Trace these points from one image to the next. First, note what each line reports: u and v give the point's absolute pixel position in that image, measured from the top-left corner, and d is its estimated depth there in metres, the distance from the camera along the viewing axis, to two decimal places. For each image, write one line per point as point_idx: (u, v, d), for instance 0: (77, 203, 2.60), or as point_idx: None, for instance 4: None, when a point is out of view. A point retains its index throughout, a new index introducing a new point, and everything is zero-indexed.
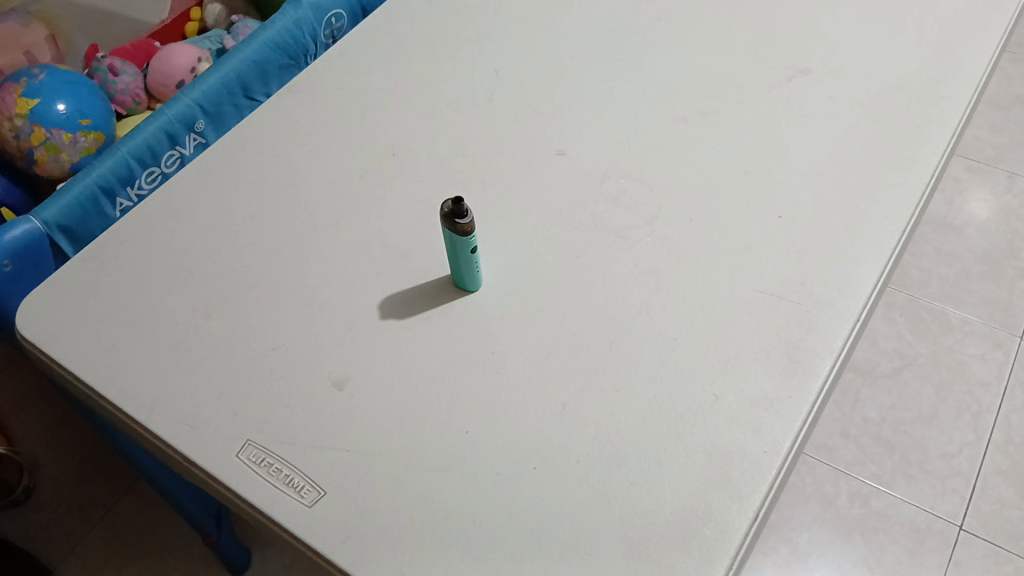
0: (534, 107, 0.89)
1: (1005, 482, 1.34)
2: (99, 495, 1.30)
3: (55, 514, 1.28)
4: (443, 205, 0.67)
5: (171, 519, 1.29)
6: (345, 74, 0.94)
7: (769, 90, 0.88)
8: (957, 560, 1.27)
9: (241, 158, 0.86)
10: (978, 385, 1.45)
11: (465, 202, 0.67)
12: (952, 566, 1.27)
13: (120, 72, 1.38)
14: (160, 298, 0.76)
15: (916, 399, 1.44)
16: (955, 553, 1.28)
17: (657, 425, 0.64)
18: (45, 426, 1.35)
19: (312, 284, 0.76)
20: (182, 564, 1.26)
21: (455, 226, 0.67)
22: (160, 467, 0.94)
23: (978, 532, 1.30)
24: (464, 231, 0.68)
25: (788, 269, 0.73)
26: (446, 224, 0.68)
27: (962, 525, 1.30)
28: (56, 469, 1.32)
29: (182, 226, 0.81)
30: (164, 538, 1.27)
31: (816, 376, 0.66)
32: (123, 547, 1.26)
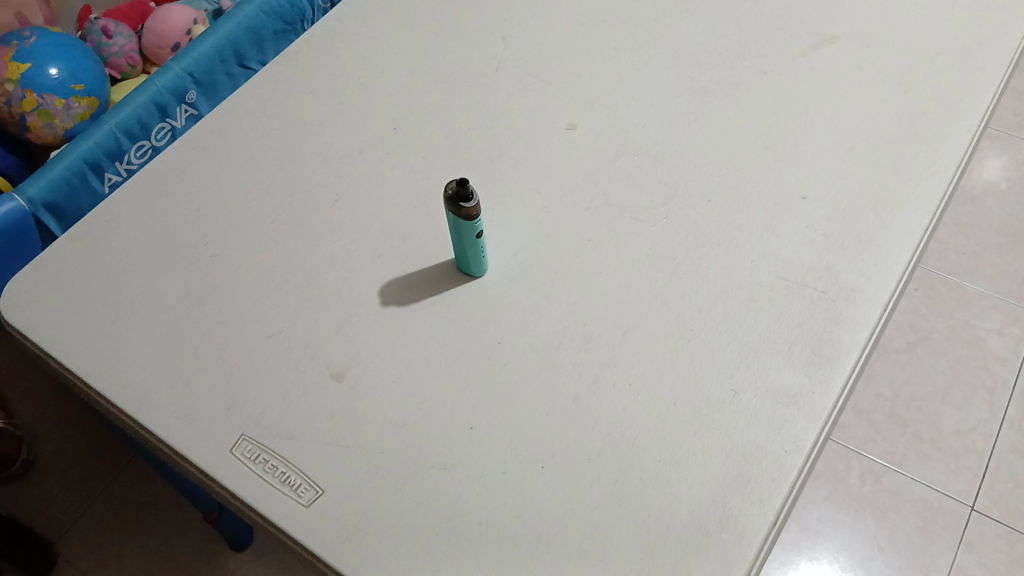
0: (543, 76, 0.84)
1: (1020, 461, 1.32)
2: (100, 468, 1.29)
3: (56, 488, 1.26)
4: (447, 188, 0.63)
5: (172, 493, 1.27)
6: (343, 41, 0.89)
7: (793, 60, 0.83)
8: (969, 540, 1.25)
9: (235, 132, 0.82)
10: (995, 360, 1.41)
11: (471, 184, 0.63)
12: (964, 546, 1.25)
13: (114, 34, 1.33)
14: (151, 282, 0.72)
15: (931, 375, 1.41)
16: (967, 533, 1.26)
17: (672, 422, 0.61)
18: (44, 398, 1.33)
19: (310, 267, 0.72)
20: (183, 539, 1.24)
21: (460, 210, 0.63)
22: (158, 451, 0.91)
23: (990, 512, 1.27)
24: (468, 215, 0.64)
25: (812, 253, 0.69)
26: (450, 208, 0.64)
27: (975, 504, 1.28)
28: (56, 442, 1.30)
29: (173, 205, 0.77)
30: (165, 512, 1.26)
31: (841, 370, 0.62)
32: (124, 520, 1.25)
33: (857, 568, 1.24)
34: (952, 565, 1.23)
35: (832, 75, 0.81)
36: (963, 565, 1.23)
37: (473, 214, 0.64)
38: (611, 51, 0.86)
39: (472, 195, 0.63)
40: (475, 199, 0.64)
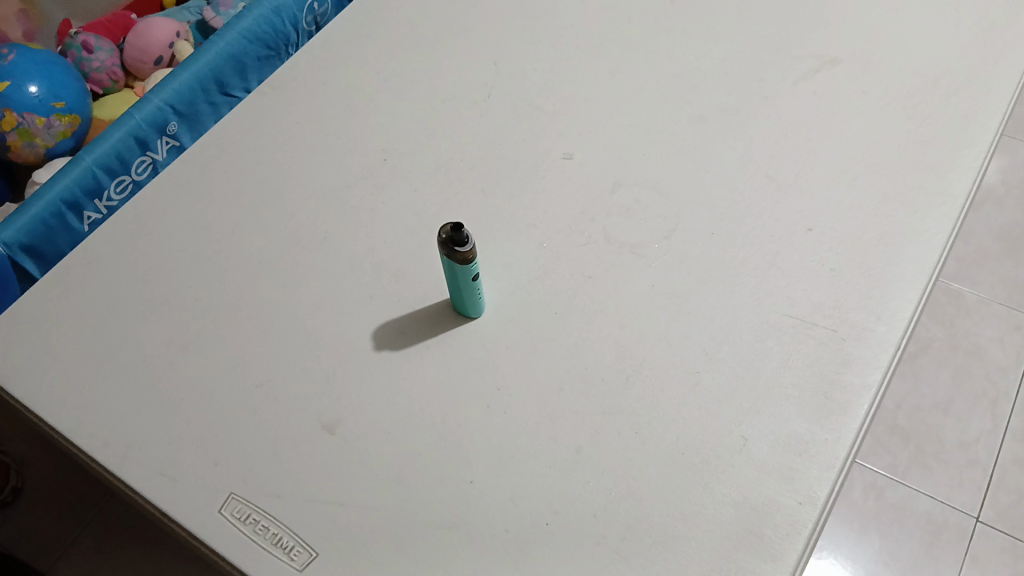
0: (536, 104, 0.82)
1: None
2: (93, 493, 1.19)
3: (45, 517, 1.16)
4: (440, 232, 0.60)
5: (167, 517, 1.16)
6: (330, 68, 0.87)
7: (795, 84, 0.80)
8: (974, 554, 1.23)
9: (219, 167, 0.79)
10: (996, 370, 1.39)
11: (466, 228, 0.60)
12: (969, 560, 1.23)
13: (94, 49, 1.29)
14: (133, 329, 0.69)
15: (931, 386, 1.39)
16: (971, 546, 1.24)
17: (679, 473, 0.59)
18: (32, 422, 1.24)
19: (298, 310, 0.69)
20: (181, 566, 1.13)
21: (454, 255, 0.60)
22: None
23: (996, 525, 1.25)
24: (463, 259, 0.61)
25: (820, 290, 0.67)
26: (444, 250, 0.61)
27: (979, 517, 1.26)
28: (45, 467, 1.20)
29: (157, 246, 0.74)
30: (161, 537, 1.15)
31: (853, 416, 0.60)
32: (118, 549, 1.14)
33: None
34: None
35: (835, 100, 0.79)
36: None
37: (468, 258, 0.61)
38: (607, 75, 0.83)
39: (468, 238, 0.60)
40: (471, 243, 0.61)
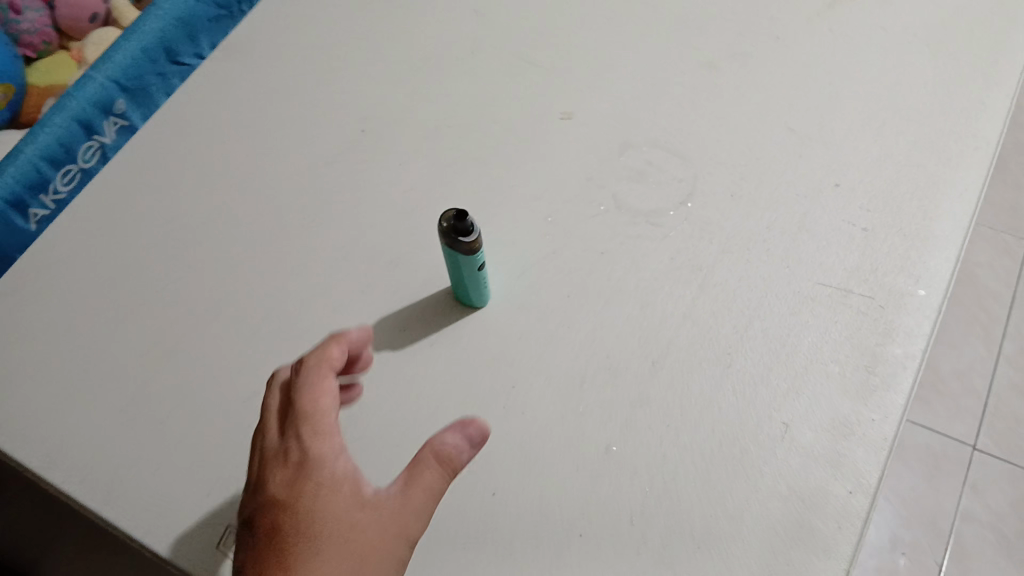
0: (528, 58, 0.74)
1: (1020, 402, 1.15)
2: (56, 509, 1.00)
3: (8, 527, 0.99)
4: (441, 221, 0.54)
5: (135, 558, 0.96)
6: (297, 30, 0.79)
7: (809, 22, 0.75)
8: (974, 483, 1.09)
9: (185, 153, 0.72)
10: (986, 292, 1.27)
11: (471, 218, 0.54)
12: (969, 489, 1.09)
13: (22, 8, 1.11)
14: (106, 343, 0.63)
15: None
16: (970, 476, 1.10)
17: (719, 467, 0.54)
18: None
19: (285, 311, 0.63)
20: None
21: (457, 247, 0.54)
22: None
23: (997, 454, 1.11)
24: (468, 252, 0.55)
25: (853, 254, 0.62)
26: (446, 241, 0.54)
27: (976, 445, 1.12)
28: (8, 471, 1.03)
29: (121, 246, 0.68)
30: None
31: (898, 390, 0.56)
32: None
33: None
34: (958, 513, 1.07)
35: (852, 40, 0.73)
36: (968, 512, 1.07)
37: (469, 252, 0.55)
38: (603, 22, 0.76)
39: (468, 229, 0.54)
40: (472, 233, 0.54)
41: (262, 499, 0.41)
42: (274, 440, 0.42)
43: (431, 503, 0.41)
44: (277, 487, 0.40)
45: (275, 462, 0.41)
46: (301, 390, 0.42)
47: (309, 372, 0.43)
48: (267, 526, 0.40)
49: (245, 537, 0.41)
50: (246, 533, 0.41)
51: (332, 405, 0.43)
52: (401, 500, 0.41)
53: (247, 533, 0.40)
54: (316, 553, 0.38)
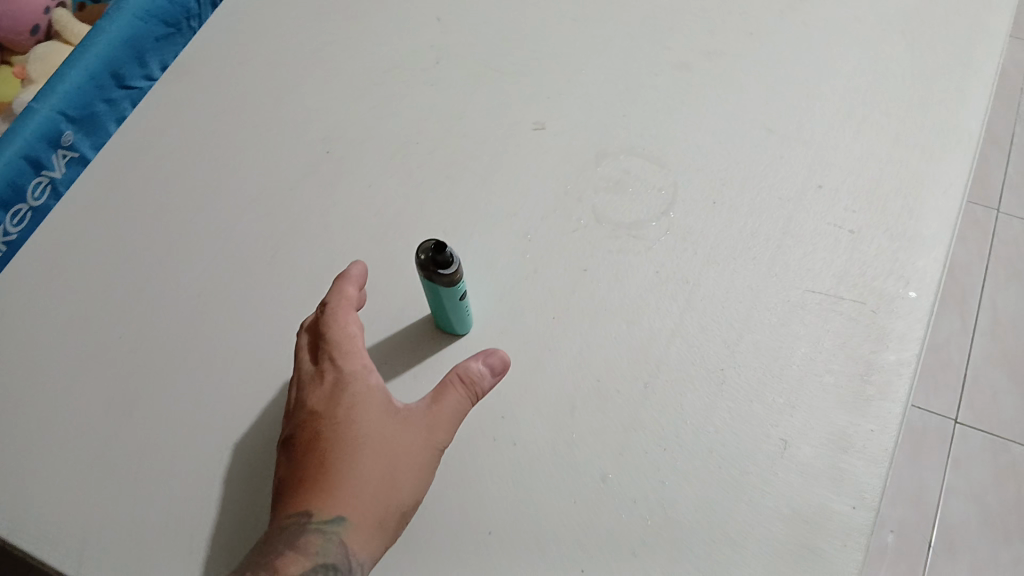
0: (495, 65, 0.72)
1: (993, 366, 1.09)
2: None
3: None
4: (421, 253, 0.51)
5: None
6: (250, 46, 0.75)
7: (780, 15, 0.73)
8: (957, 458, 1.03)
9: (138, 185, 0.69)
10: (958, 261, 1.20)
11: (452, 251, 0.51)
12: (952, 464, 1.03)
13: None
14: (67, 395, 0.60)
15: None
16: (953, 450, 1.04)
17: (719, 491, 0.53)
18: None
19: (258, 350, 0.60)
20: None
21: (436, 281, 0.52)
22: None
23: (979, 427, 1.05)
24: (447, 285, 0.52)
25: (840, 258, 0.60)
26: (425, 273, 0.52)
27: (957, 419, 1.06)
28: None
29: (78, 289, 0.64)
30: None
31: (894, 399, 0.55)
32: None
33: None
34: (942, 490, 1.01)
35: (826, 32, 0.71)
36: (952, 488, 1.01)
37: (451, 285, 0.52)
38: (570, 25, 0.74)
39: (450, 260, 0.51)
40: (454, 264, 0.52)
41: (303, 414, 0.51)
42: (309, 366, 0.53)
43: (454, 418, 0.51)
44: (317, 401, 0.51)
45: (311, 379, 0.52)
46: (331, 325, 0.53)
47: (335, 309, 0.54)
48: (311, 436, 0.50)
49: (290, 450, 0.51)
50: (291, 447, 0.50)
51: (356, 333, 0.54)
52: (426, 416, 0.50)
53: (291, 442, 0.51)
54: (357, 452, 0.48)
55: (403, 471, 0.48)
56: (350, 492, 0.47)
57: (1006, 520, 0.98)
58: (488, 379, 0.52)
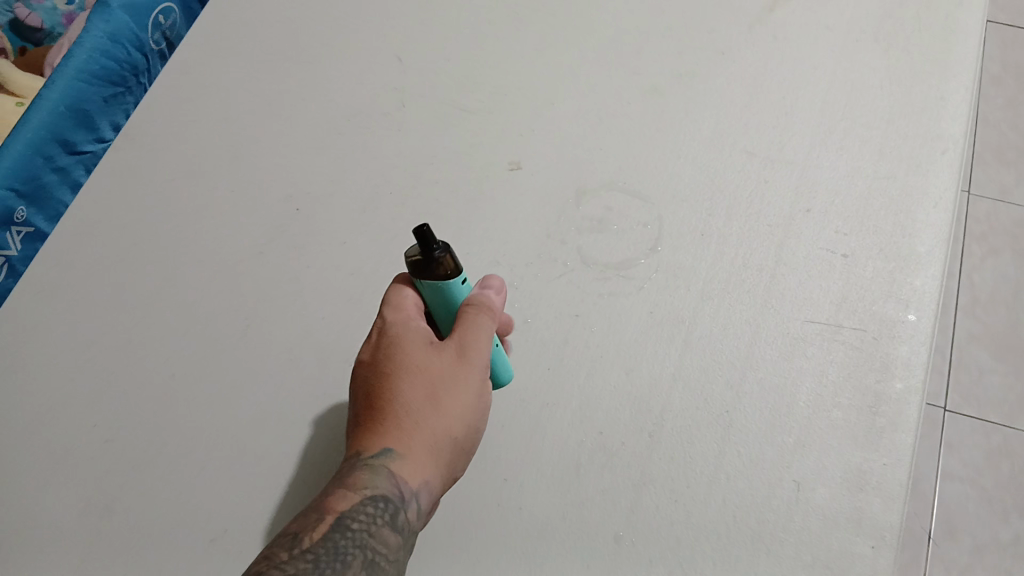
0: (461, 104, 0.69)
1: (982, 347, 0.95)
2: None
3: None
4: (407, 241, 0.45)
5: None
6: (202, 101, 0.72)
7: (750, 29, 0.71)
8: (948, 441, 0.92)
9: (95, 260, 0.65)
10: None
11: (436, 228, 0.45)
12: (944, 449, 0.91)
13: None
14: (39, 500, 0.56)
15: None
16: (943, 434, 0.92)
17: (738, 543, 0.51)
18: None
19: (239, 432, 0.57)
20: None
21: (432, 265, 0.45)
22: None
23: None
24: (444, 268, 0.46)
25: (835, 284, 0.59)
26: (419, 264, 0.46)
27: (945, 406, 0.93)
28: None
29: (36, 379, 0.61)
30: None
31: (906, 429, 0.53)
32: None
33: None
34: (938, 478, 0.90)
35: (798, 44, 0.70)
36: (951, 472, 0.90)
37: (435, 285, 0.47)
38: (534, 55, 0.71)
39: (440, 257, 0.45)
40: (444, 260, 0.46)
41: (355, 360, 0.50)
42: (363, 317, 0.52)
43: (485, 343, 0.47)
44: (365, 347, 0.49)
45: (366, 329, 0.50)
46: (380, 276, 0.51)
47: None
48: (360, 379, 0.48)
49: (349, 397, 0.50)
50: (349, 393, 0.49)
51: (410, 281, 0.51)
52: (457, 342, 0.47)
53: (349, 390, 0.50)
54: (400, 382, 0.46)
55: (448, 397, 0.46)
56: (398, 423, 0.45)
57: (1004, 502, 0.87)
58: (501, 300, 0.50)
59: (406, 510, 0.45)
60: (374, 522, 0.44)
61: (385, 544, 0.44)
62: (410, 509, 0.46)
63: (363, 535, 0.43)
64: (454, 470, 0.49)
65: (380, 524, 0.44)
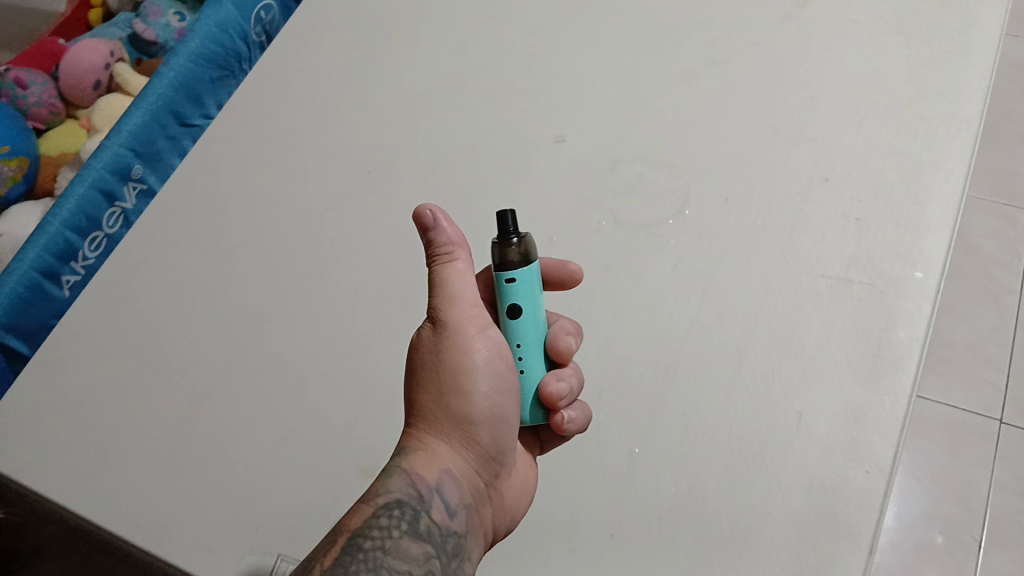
0: (515, 86, 0.77)
1: None
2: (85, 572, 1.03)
3: None
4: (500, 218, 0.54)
5: None
6: (291, 82, 0.82)
7: (781, 23, 0.77)
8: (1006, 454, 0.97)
9: (195, 211, 0.76)
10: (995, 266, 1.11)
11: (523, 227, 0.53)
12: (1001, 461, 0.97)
13: (28, 83, 1.15)
14: (139, 401, 0.67)
15: None
16: (1001, 446, 0.98)
17: (740, 463, 0.57)
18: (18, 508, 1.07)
19: (308, 353, 0.66)
20: None
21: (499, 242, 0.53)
22: None
23: None
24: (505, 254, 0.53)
25: (848, 245, 0.64)
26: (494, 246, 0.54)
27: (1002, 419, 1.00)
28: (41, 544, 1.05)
29: (143, 306, 0.72)
30: None
31: (906, 371, 0.58)
32: None
33: None
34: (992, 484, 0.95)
35: (826, 37, 0.75)
36: (1002, 483, 0.95)
37: (503, 269, 0.53)
38: (582, 45, 0.79)
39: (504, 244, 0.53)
40: (521, 253, 0.53)
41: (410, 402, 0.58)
42: None
43: (452, 302, 0.54)
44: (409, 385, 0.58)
45: None
46: None
47: None
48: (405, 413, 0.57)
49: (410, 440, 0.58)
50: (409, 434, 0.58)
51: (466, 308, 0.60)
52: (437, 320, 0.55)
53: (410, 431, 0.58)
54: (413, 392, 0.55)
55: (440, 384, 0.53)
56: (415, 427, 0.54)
57: None
58: (457, 230, 0.55)
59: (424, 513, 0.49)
60: (392, 526, 0.48)
61: (408, 552, 0.47)
62: (431, 508, 0.50)
63: (380, 540, 0.47)
64: (480, 462, 0.54)
65: (397, 528, 0.48)
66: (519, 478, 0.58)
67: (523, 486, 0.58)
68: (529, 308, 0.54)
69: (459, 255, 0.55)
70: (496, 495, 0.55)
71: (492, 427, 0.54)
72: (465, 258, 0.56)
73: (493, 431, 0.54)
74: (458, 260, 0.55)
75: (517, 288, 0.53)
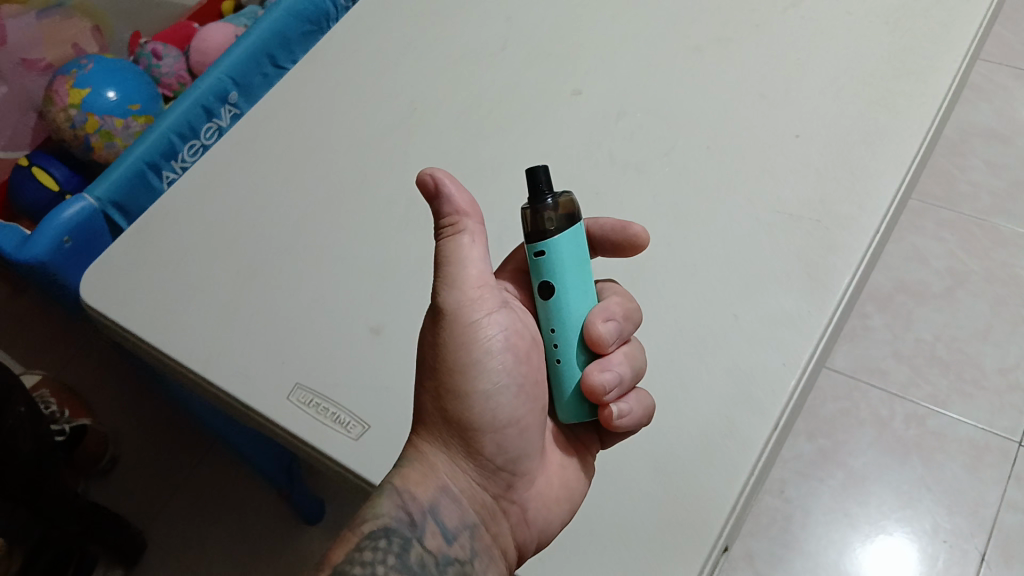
0: (546, 50, 0.90)
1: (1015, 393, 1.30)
2: (175, 465, 1.31)
3: (138, 483, 1.30)
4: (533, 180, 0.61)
5: (250, 493, 1.29)
6: (364, 36, 0.98)
7: (784, 11, 0.87)
8: (1018, 474, 1.23)
9: (272, 129, 0.92)
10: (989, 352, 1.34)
11: (552, 187, 0.60)
12: (1013, 480, 1.23)
13: (163, 56, 1.37)
14: (206, 265, 0.82)
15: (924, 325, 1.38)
16: (1015, 467, 1.24)
17: (678, 350, 0.67)
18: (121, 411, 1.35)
19: (344, 241, 0.80)
20: (265, 531, 1.26)
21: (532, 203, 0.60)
22: (247, 442, 1.04)
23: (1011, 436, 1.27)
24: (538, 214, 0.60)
25: (806, 188, 0.74)
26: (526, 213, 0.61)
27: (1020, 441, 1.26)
28: (135, 444, 1.32)
29: (219, 196, 0.87)
30: (244, 518, 1.27)
31: (836, 289, 0.68)
32: (203, 519, 1.27)
33: (905, 508, 1.23)
34: (1002, 500, 1.22)
35: (822, 24, 0.85)
36: (1013, 499, 1.22)
37: (536, 241, 0.60)
38: (608, 20, 0.91)
39: (535, 207, 0.60)
40: (555, 224, 0.59)
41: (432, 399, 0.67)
42: None
43: (454, 291, 0.62)
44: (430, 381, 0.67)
45: None
46: None
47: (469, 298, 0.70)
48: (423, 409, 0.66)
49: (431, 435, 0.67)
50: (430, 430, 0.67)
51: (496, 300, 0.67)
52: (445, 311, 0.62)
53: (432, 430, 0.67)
54: (425, 397, 0.63)
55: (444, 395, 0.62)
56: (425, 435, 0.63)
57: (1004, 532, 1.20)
58: (463, 200, 0.61)
59: (418, 538, 0.59)
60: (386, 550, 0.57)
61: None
62: (423, 534, 0.59)
63: (373, 561, 0.57)
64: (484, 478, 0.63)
65: (389, 551, 0.57)
66: (538, 489, 0.65)
67: (549, 497, 0.64)
68: (559, 283, 0.60)
69: (466, 225, 0.62)
70: (507, 508, 0.64)
71: (491, 436, 0.62)
72: (473, 228, 0.62)
73: (493, 440, 0.62)
74: (464, 231, 0.62)
75: (548, 260, 0.60)
